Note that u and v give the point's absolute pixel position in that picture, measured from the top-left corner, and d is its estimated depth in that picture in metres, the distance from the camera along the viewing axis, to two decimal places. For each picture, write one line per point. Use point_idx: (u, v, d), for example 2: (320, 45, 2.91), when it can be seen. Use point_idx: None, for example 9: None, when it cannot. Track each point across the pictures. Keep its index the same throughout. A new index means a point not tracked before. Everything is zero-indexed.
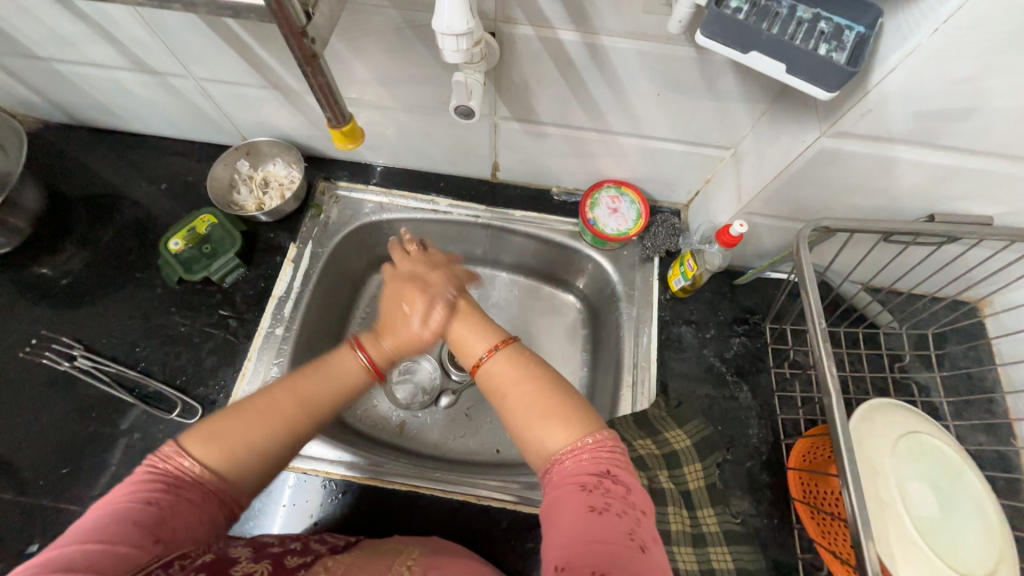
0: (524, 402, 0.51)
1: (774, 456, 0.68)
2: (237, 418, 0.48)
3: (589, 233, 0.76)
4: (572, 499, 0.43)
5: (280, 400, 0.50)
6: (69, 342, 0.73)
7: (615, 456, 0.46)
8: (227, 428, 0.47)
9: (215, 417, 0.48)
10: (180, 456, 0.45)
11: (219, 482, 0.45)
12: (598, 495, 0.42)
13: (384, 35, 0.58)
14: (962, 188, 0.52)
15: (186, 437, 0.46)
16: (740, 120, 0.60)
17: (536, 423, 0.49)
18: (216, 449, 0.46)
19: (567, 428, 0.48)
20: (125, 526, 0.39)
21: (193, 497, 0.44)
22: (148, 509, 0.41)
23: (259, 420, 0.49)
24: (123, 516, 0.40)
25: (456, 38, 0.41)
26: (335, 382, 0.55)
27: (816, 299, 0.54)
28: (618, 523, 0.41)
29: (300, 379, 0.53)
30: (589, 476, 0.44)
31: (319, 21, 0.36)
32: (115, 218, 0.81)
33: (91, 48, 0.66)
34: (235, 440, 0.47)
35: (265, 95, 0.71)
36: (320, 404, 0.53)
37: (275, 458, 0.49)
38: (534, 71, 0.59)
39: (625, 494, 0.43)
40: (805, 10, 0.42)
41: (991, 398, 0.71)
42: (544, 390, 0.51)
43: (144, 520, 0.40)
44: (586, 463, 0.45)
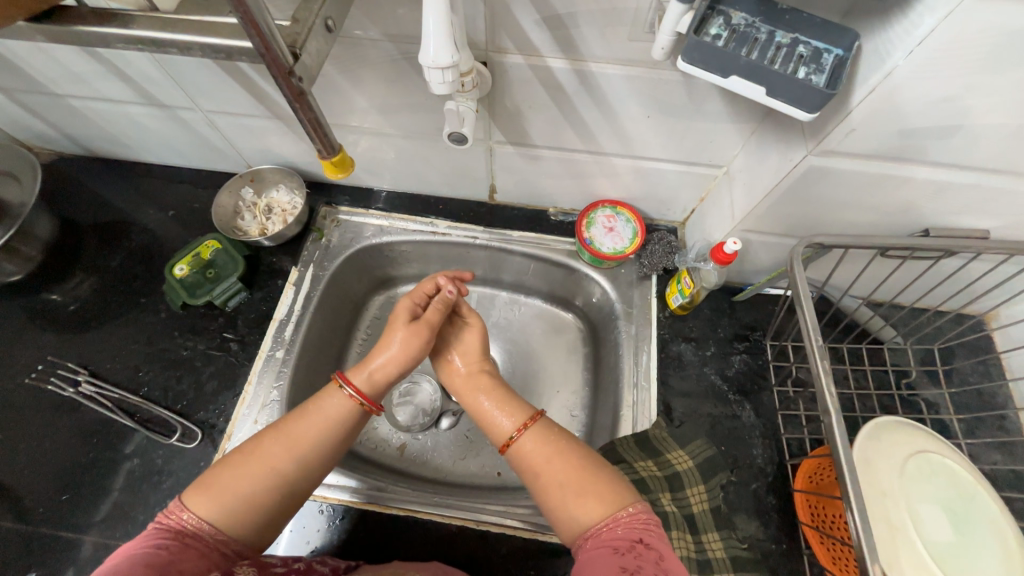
0: (559, 479, 0.52)
1: (779, 477, 0.67)
2: (231, 466, 0.51)
3: (586, 252, 0.77)
4: (603, 560, 0.44)
5: (270, 448, 0.52)
6: (74, 368, 0.74)
7: (650, 529, 0.47)
8: (222, 478, 0.50)
9: (212, 472, 0.51)
10: (181, 509, 0.48)
11: (224, 533, 0.48)
12: (631, 558, 0.44)
13: (382, 66, 0.60)
14: (956, 202, 0.52)
15: (187, 492, 0.50)
16: (729, 141, 0.61)
17: (569, 501, 0.50)
18: (215, 501, 0.49)
19: (600, 503, 0.49)
20: (137, 566, 0.43)
21: (198, 547, 0.47)
22: (159, 553, 0.45)
23: (253, 468, 0.51)
24: (137, 558, 0.44)
25: (442, 71, 0.41)
26: (324, 419, 0.56)
27: (812, 315, 0.54)
28: None
29: (290, 423, 0.55)
30: (621, 540, 0.46)
31: (307, 60, 0.36)
32: (124, 244, 0.84)
33: (106, 85, 0.70)
34: (230, 489, 0.50)
35: (269, 125, 0.73)
36: (313, 447, 0.54)
37: (273, 502, 0.51)
38: (526, 98, 0.61)
39: (658, 560, 0.44)
40: (783, 35, 0.43)
41: (1003, 415, 0.69)
42: (588, 470, 0.52)
43: (154, 562, 0.44)
44: (626, 528, 0.47)
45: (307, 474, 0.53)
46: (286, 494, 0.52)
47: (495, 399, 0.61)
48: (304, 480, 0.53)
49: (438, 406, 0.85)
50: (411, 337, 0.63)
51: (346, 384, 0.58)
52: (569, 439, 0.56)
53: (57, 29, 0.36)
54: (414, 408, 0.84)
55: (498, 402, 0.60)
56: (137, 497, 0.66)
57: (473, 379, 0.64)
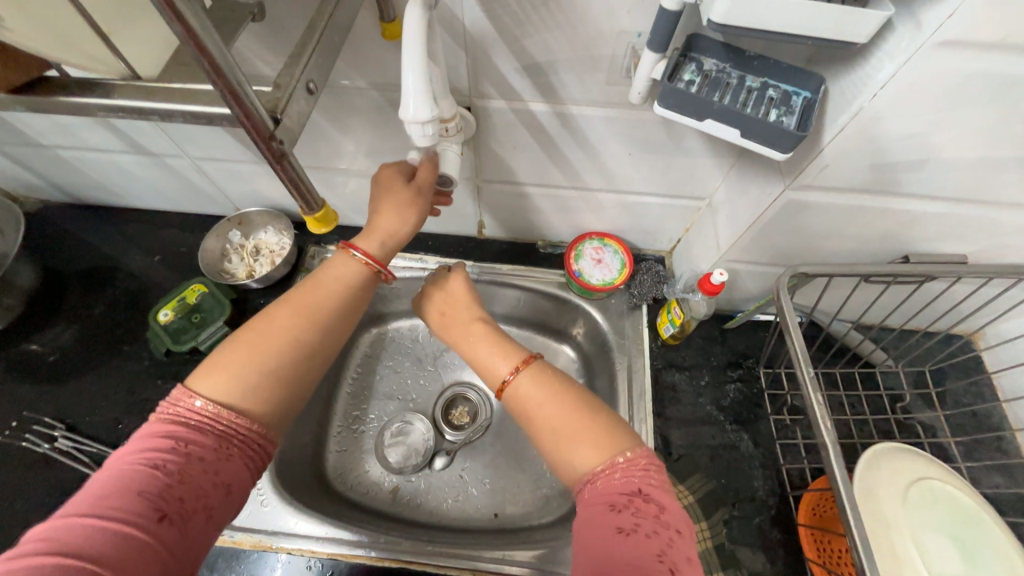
0: (555, 420, 0.49)
1: (782, 510, 0.65)
2: (242, 346, 0.46)
3: (575, 284, 0.77)
4: (598, 518, 0.41)
5: (284, 317, 0.49)
6: (50, 422, 0.71)
7: (649, 474, 0.44)
8: (232, 361, 0.45)
9: (217, 355, 0.46)
10: (188, 396, 0.43)
11: (241, 421, 0.43)
12: (629, 514, 0.40)
13: (368, 112, 0.62)
14: (932, 230, 0.53)
15: (193, 378, 0.44)
16: (710, 174, 0.63)
17: (565, 444, 0.48)
18: (227, 383, 0.44)
19: (596, 449, 0.46)
20: (129, 493, 0.36)
21: (205, 453, 0.40)
22: (155, 473, 0.38)
23: (266, 345, 0.46)
24: (128, 479, 0.37)
25: (423, 125, 0.39)
26: (337, 284, 0.52)
27: (801, 343, 0.54)
28: (646, 545, 0.38)
29: (302, 292, 0.51)
30: (619, 495, 0.42)
31: (289, 122, 0.36)
32: (107, 290, 0.82)
33: (94, 136, 0.70)
34: (243, 373, 0.44)
35: (257, 170, 0.74)
36: (329, 318, 0.51)
37: (291, 371, 0.47)
38: (510, 139, 0.62)
39: (657, 514, 0.41)
40: (753, 79, 0.45)
41: (999, 435, 0.69)
42: (584, 412, 0.49)
43: (147, 489, 0.37)
44: (624, 477, 0.44)
45: (321, 344, 0.50)
46: (301, 356, 0.48)
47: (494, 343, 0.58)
48: (319, 357, 0.50)
49: (431, 445, 0.82)
50: (392, 202, 0.54)
51: (356, 250, 0.54)
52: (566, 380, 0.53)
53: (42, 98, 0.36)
54: (405, 449, 0.81)
55: (495, 347, 0.58)
56: None
57: (466, 327, 0.62)
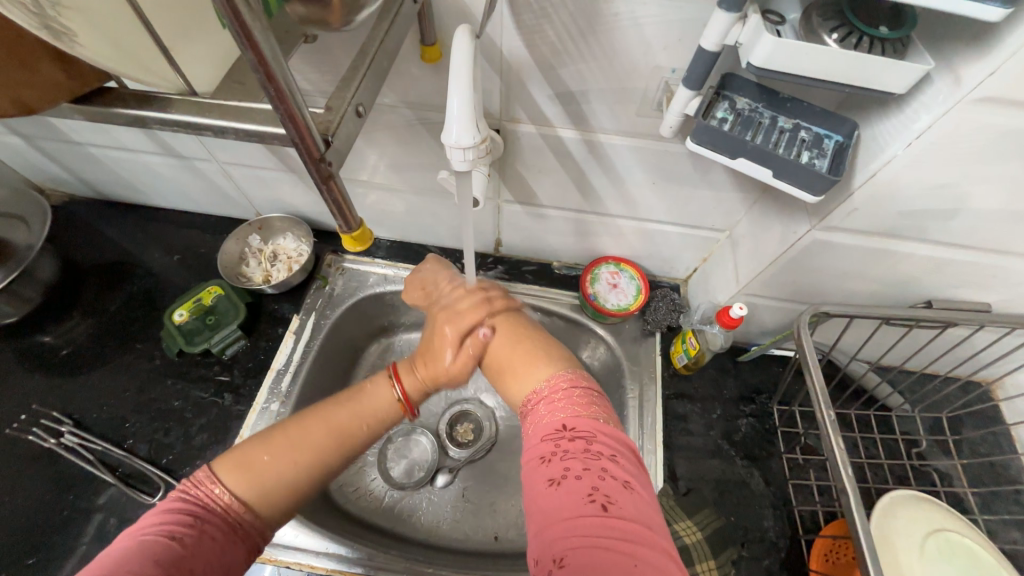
0: (505, 353, 0.55)
1: (793, 553, 0.63)
2: (273, 445, 0.47)
3: (590, 307, 0.77)
4: (535, 474, 0.42)
5: (314, 428, 0.50)
6: (57, 417, 0.71)
7: (575, 404, 0.46)
8: (259, 456, 0.46)
9: (246, 444, 0.48)
10: (210, 482, 0.44)
11: (247, 513, 0.44)
12: (556, 459, 0.42)
13: (398, 129, 0.63)
14: (955, 277, 0.53)
15: (217, 463, 0.46)
16: (733, 207, 0.63)
17: (505, 372, 0.54)
18: (249, 478, 0.45)
19: (529, 376, 0.52)
20: (143, 561, 0.36)
21: (216, 534, 0.41)
22: (170, 546, 0.38)
23: (294, 446, 0.47)
24: (143, 551, 0.37)
25: (464, 151, 0.40)
26: (366, 410, 0.53)
27: (822, 384, 0.53)
28: (577, 487, 0.39)
29: (339, 406, 0.52)
30: (547, 445, 0.43)
31: (337, 145, 0.37)
32: (125, 286, 0.83)
33: (127, 137, 0.72)
34: (266, 468, 0.46)
35: (282, 177, 0.75)
36: (361, 440, 0.52)
37: (308, 482, 0.47)
38: (535, 162, 0.63)
39: (584, 450, 0.42)
40: (785, 121, 0.46)
41: (1018, 489, 0.67)
42: (522, 341, 0.56)
43: (162, 558, 0.37)
44: (550, 419, 0.46)
45: (344, 463, 0.50)
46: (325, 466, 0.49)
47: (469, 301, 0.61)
48: (340, 468, 0.50)
49: (435, 462, 0.81)
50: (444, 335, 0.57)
51: (399, 385, 0.56)
52: (521, 319, 0.60)
53: (98, 112, 0.37)
54: (407, 463, 0.81)
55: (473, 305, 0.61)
56: None
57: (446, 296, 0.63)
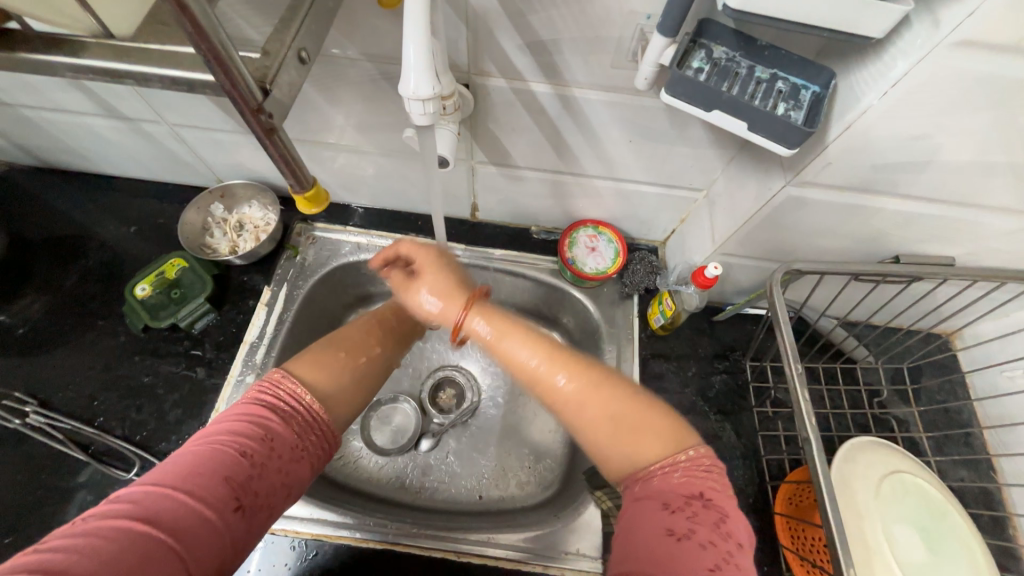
0: (600, 422, 0.46)
1: (760, 498, 0.67)
2: (337, 346, 0.54)
3: (568, 271, 0.76)
4: (652, 516, 0.40)
5: (363, 333, 0.59)
6: (20, 398, 0.68)
7: (711, 476, 0.42)
8: (334, 359, 0.53)
9: (315, 352, 0.53)
10: (290, 381, 0.48)
11: (319, 412, 0.48)
12: (683, 518, 0.39)
13: (361, 86, 0.59)
14: (923, 232, 0.54)
15: (292, 368, 0.50)
16: (710, 165, 0.62)
17: (618, 441, 0.45)
18: (325, 376, 0.50)
19: (654, 445, 0.44)
20: (214, 479, 0.39)
21: (284, 453, 0.44)
22: (242, 464, 0.41)
23: (353, 349, 0.55)
24: (215, 463, 0.40)
25: (422, 103, 0.38)
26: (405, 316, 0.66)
27: (791, 340, 0.54)
28: (700, 554, 0.37)
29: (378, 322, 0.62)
30: (676, 497, 0.40)
31: (277, 94, 0.34)
32: (81, 261, 0.79)
33: (64, 97, 0.66)
34: (335, 365, 0.52)
35: (240, 140, 0.70)
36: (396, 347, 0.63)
37: (369, 380, 0.55)
38: (508, 119, 0.60)
39: (718, 523, 0.39)
40: (763, 70, 0.44)
41: (968, 431, 0.71)
42: (634, 407, 0.46)
43: (232, 477, 0.40)
44: (686, 477, 0.42)
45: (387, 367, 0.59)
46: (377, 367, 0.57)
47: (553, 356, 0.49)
48: (387, 370, 0.59)
49: (418, 428, 0.82)
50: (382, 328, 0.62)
51: None
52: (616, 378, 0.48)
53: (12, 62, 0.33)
54: (391, 431, 0.81)
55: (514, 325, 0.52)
56: None
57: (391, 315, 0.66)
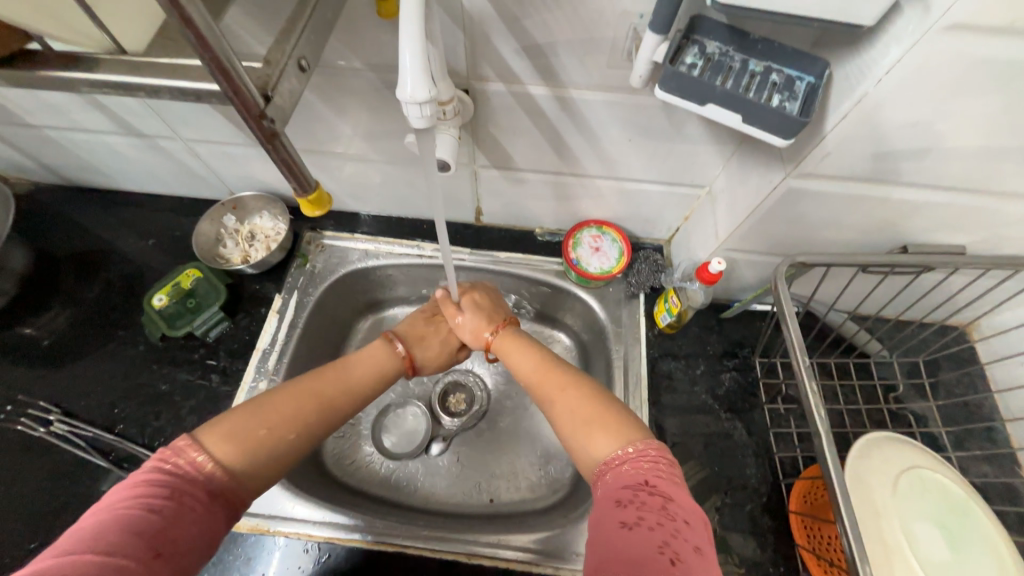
0: (571, 417, 0.51)
1: (774, 497, 0.66)
2: (263, 407, 0.50)
3: (573, 272, 0.77)
4: (605, 516, 0.40)
5: (305, 386, 0.54)
6: (45, 406, 0.71)
7: (656, 466, 0.43)
8: (254, 427, 0.47)
9: (232, 415, 0.48)
10: (193, 449, 0.43)
11: (224, 482, 0.43)
12: (631, 507, 0.39)
13: (365, 95, 0.60)
14: (930, 221, 0.53)
15: (201, 434, 0.45)
16: (711, 161, 0.62)
17: (581, 432, 0.49)
18: (236, 444, 0.46)
19: (611, 437, 0.47)
20: (125, 535, 0.36)
21: (197, 505, 0.41)
22: (151, 518, 0.38)
23: (279, 410, 0.50)
24: (119, 523, 0.37)
25: (420, 106, 0.38)
26: (366, 361, 0.62)
27: (799, 334, 0.54)
28: (650, 537, 0.37)
29: (325, 374, 0.57)
30: (625, 490, 0.41)
31: (277, 101, 0.37)
32: (103, 273, 0.82)
33: (85, 116, 0.69)
34: (250, 432, 0.47)
35: (251, 152, 0.73)
36: (349, 400, 0.57)
37: (292, 445, 0.49)
38: (508, 123, 0.61)
39: (663, 506, 0.39)
40: (757, 63, 0.44)
41: (989, 426, 0.69)
42: (596, 407, 0.50)
43: (145, 530, 0.37)
44: (631, 470, 0.43)
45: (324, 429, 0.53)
46: (308, 429, 0.51)
47: (542, 367, 0.57)
48: (320, 435, 0.53)
49: (428, 432, 0.82)
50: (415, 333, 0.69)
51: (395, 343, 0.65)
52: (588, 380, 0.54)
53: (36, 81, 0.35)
54: (401, 434, 0.82)
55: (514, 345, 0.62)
56: None
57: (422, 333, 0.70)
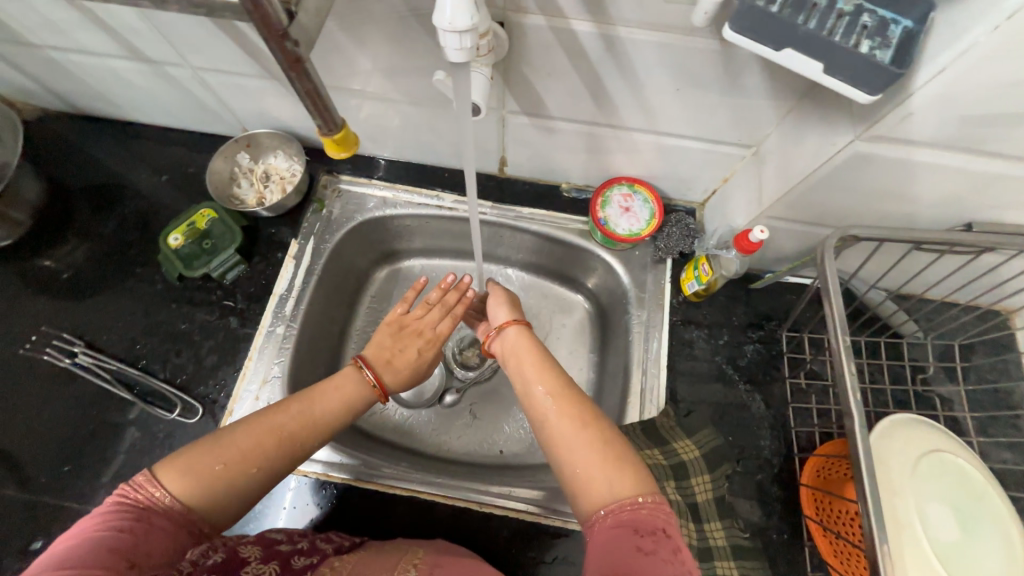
0: (575, 450, 0.46)
1: (785, 469, 0.66)
2: (222, 442, 0.47)
3: (599, 232, 0.73)
4: (620, 536, 0.40)
5: (271, 419, 0.50)
6: (69, 338, 0.72)
7: (668, 515, 0.41)
8: (209, 464, 0.45)
9: (193, 448, 0.46)
10: (151, 486, 0.43)
11: (180, 516, 0.43)
12: (648, 542, 0.39)
13: (388, 24, 0.55)
14: (1006, 197, 0.48)
15: (161, 467, 0.45)
16: (765, 118, 0.56)
17: (592, 466, 0.45)
18: (191, 482, 0.44)
19: (618, 477, 0.44)
20: (99, 552, 0.39)
21: (165, 525, 0.42)
22: (120, 537, 0.40)
23: (238, 450, 0.47)
24: (93, 540, 0.40)
25: (459, 35, 0.35)
26: (340, 392, 0.56)
27: (841, 311, 0.51)
28: (664, 570, 0.37)
29: (299, 402, 0.53)
30: (645, 521, 0.40)
31: (302, 21, 0.35)
32: (117, 208, 0.80)
33: (87, 36, 0.64)
34: (205, 471, 0.45)
35: (264, 85, 0.68)
36: (317, 434, 0.52)
37: (250, 484, 0.47)
38: (544, 64, 0.56)
39: (676, 551, 0.39)
40: (846, 2, 0.39)
41: (1017, 413, 0.67)
42: (601, 450, 0.46)
43: (117, 547, 0.40)
44: (650, 506, 0.41)
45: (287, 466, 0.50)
46: (264, 468, 0.48)
47: (556, 392, 0.51)
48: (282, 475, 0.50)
49: (442, 383, 0.83)
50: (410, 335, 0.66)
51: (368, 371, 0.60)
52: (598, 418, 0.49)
53: None
54: (416, 384, 0.83)
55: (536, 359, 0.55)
56: (136, 467, 0.66)
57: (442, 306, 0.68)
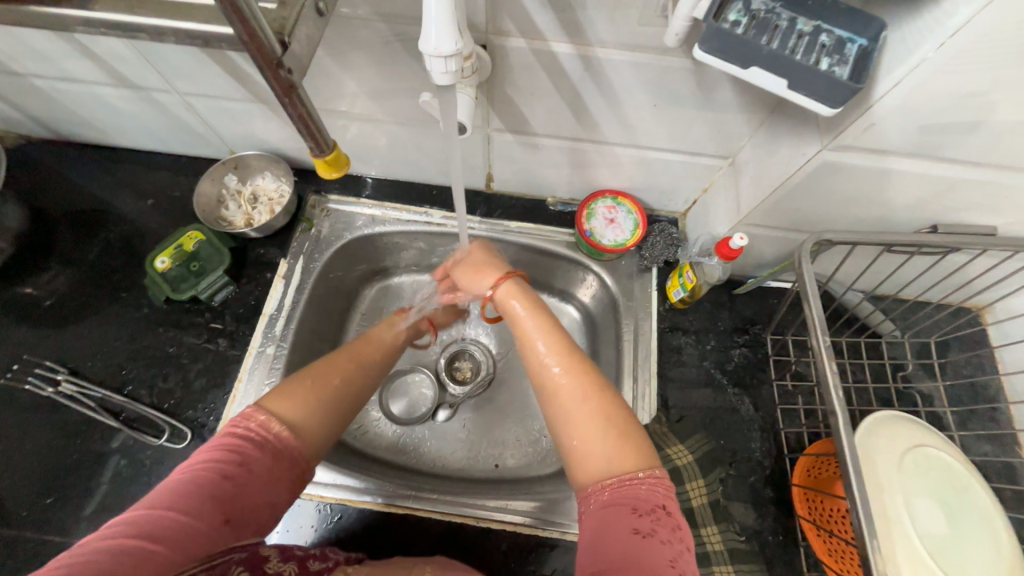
0: (587, 422, 0.47)
1: (777, 470, 0.67)
2: (305, 380, 0.54)
3: (586, 244, 0.75)
4: (618, 520, 0.41)
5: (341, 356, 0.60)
6: (52, 366, 0.71)
7: (670, 494, 0.44)
8: (303, 388, 0.53)
9: (284, 385, 0.53)
10: (259, 415, 0.49)
11: (288, 441, 0.49)
12: (648, 521, 0.40)
13: (374, 48, 0.56)
14: (966, 199, 0.51)
15: (261, 403, 0.50)
16: (738, 131, 0.59)
17: (598, 438, 0.46)
18: (298, 406, 0.51)
19: (624, 453, 0.45)
20: (200, 498, 0.43)
21: (263, 471, 0.47)
22: (224, 483, 0.44)
23: (322, 379, 0.55)
24: (198, 485, 0.44)
25: (445, 60, 0.36)
26: (379, 341, 0.67)
27: (820, 313, 0.53)
28: (660, 551, 0.39)
29: (355, 348, 0.63)
30: (643, 502, 0.42)
31: (294, 50, 0.36)
32: (101, 233, 0.79)
33: (73, 64, 0.65)
34: (304, 397, 0.52)
35: (251, 108, 0.69)
36: (373, 371, 0.63)
37: (337, 412, 0.55)
38: (527, 84, 0.58)
39: (674, 529, 0.41)
40: (805, 23, 0.42)
41: (994, 406, 0.70)
42: (608, 419, 0.47)
43: (217, 494, 0.44)
44: (648, 485, 0.43)
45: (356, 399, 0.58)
46: (340, 403, 0.55)
47: (566, 362, 0.51)
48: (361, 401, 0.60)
49: (435, 398, 0.83)
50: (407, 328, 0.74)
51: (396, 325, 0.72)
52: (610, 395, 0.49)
53: None
54: (408, 401, 0.83)
55: (542, 325, 0.55)
56: (123, 497, 0.64)
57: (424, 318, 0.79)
